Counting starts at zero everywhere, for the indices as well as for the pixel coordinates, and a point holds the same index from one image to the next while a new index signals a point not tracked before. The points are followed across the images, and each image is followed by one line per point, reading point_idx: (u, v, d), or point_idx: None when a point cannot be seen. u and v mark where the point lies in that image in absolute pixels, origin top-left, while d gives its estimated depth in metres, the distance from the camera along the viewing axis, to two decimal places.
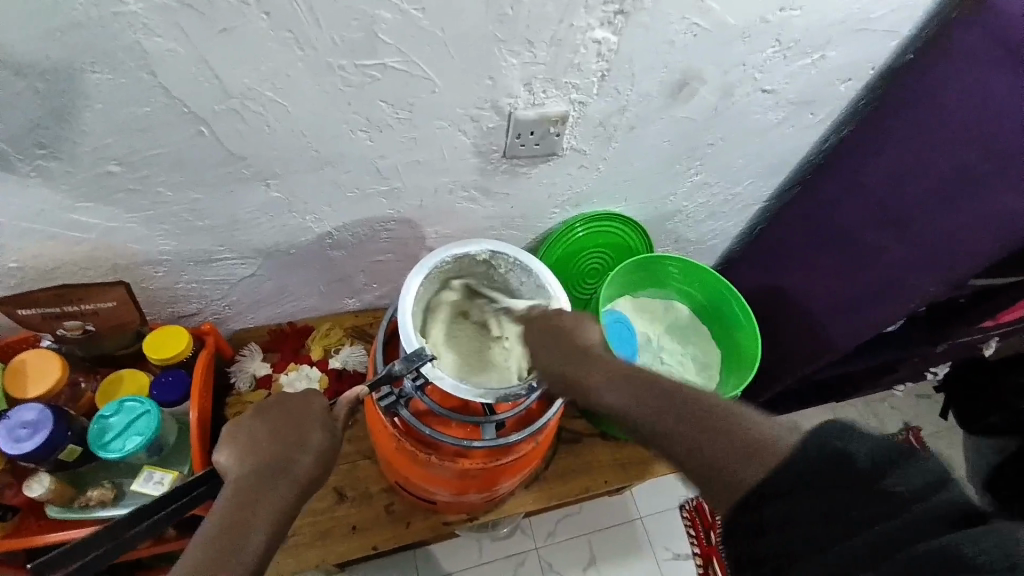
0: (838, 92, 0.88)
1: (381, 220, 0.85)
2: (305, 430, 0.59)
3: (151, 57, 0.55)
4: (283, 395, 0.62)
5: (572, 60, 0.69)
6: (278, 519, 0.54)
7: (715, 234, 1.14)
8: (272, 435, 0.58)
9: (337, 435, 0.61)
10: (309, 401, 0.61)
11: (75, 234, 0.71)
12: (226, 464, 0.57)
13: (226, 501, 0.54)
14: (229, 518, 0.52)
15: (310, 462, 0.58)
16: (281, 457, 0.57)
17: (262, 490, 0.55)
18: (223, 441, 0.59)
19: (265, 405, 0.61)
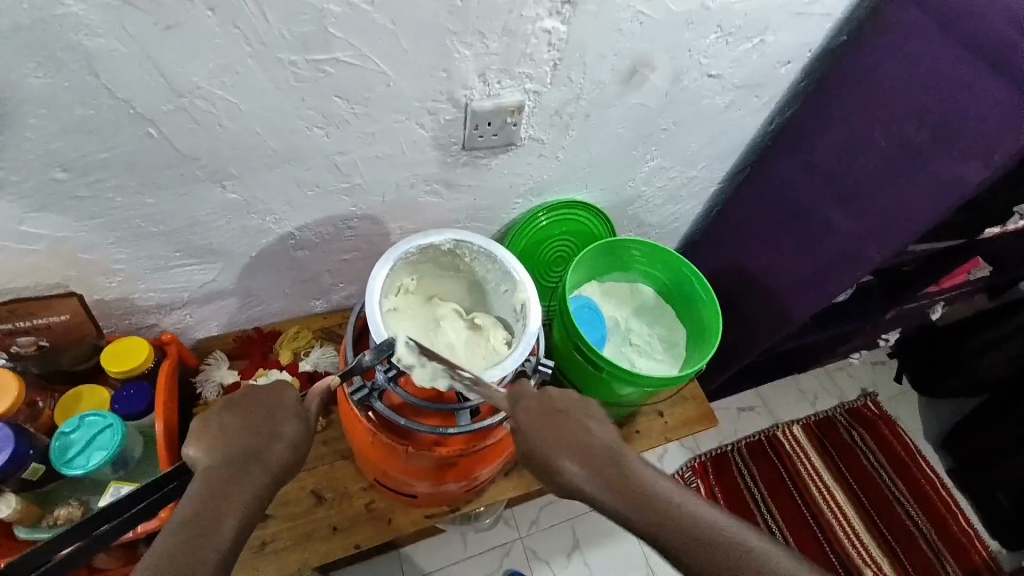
0: (780, 75, 0.92)
1: (345, 218, 0.85)
2: (278, 419, 0.60)
3: (94, 59, 0.54)
4: (253, 386, 0.62)
5: (524, 49, 0.70)
6: (251, 507, 0.53)
7: (674, 218, 1.18)
8: (242, 426, 0.58)
9: (310, 424, 0.62)
10: (281, 392, 0.62)
11: (22, 247, 0.68)
12: (195, 457, 0.56)
13: (195, 491, 0.53)
14: (199, 507, 0.51)
15: (281, 451, 0.58)
16: (254, 447, 0.57)
17: (235, 480, 0.54)
18: (190, 435, 0.57)
19: (235, 398, 0.60)
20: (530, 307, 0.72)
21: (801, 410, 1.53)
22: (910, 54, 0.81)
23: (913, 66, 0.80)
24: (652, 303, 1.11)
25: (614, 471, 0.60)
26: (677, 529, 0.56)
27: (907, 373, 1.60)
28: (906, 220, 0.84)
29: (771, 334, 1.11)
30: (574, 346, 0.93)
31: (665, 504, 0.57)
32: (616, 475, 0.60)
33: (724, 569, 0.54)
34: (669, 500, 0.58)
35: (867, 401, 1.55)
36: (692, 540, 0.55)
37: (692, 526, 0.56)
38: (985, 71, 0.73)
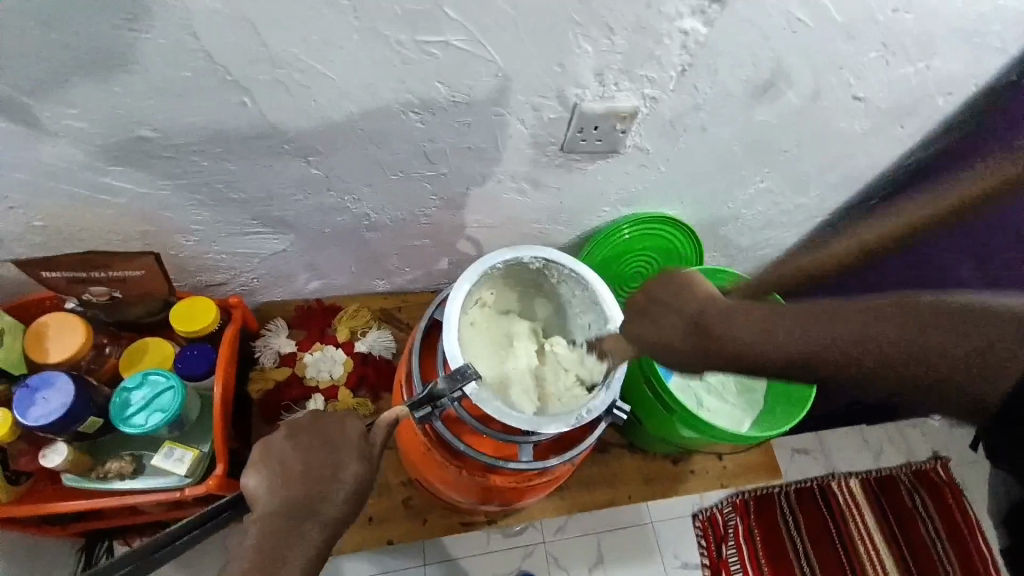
0: (936, 106, 0.79)
1: (423, 205, 0.80)
2: (340, 460, 0.56)
3: (195, 19, 0.50)
4: (318, 414, 0.58)
5: (652, 50, 0.62)
6: (306, 566, 0.52)
7: (769, 245, 1.07)
8: (304, 464, 0.55)
9: (373, 463, 0.58)
10: (346, 424, 0.58)
11: (105, 198, 0.67)
12: (255, 493, 0.54)
13: (256, 538, 0.51)
14: (259, 560, 0.50)
15: (342, 498, 0.55)
16: (315, 494, 0.54)
17: (293, 533, 0.52)
18: (251, 461, 0.55)
19: (299, 426, 0.57)
20: (619, 344, 0.66)
21: (863, 461, 1.37)
22: None
23: None
24: None
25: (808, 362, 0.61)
26: (855, 341, 0.59)
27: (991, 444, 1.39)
28: None
29: None
30: (644, 378, 0.86)
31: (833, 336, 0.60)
32: (875, 353, 0.58)
33: (957, 337, 0.55)
34: (848, 303, 0.62)
35: (938, 465, 1.39)
36: (883, 341, 0.58)
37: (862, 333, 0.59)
38: None
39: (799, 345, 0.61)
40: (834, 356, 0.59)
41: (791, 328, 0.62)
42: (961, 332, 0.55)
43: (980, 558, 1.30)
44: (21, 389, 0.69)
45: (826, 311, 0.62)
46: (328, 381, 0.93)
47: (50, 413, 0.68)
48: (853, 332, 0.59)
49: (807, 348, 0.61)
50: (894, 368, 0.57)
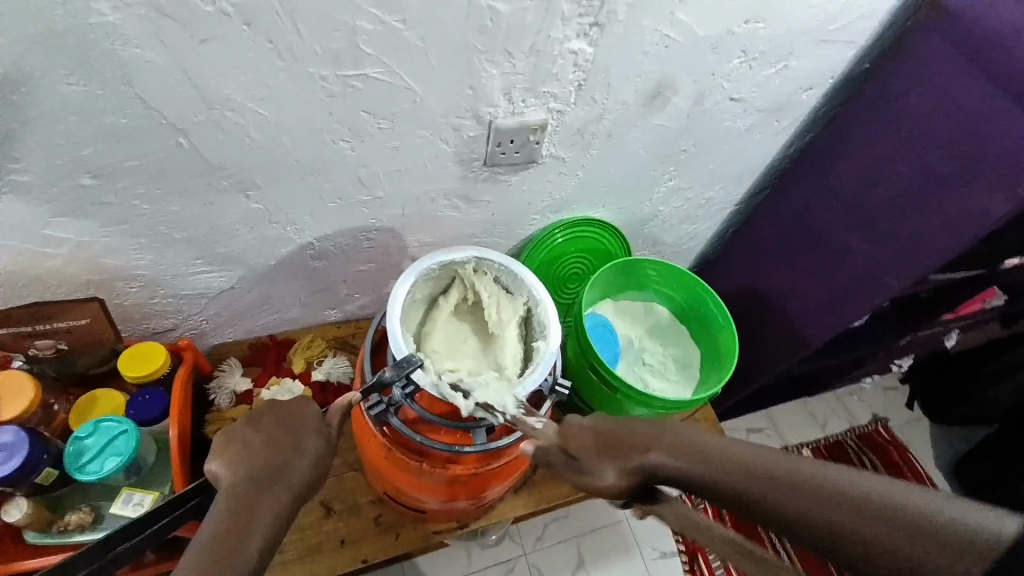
0: (802, 99, 0.92)
1: (364, 230, 0.85)
2: (299, 435, 0.60)
3: (129, 69, 0.55)
4: (275, 403, 0.63)
5: (550, 69, 0.71)
6: (276, 525, 0.52)
7: (690, 238, 1.17)
8: (265, 440, 0.58)
9: (332, 440, 0.62)
10: (303, 406, 0.63)
11: (48, 250, 0.69)
12: (219, 472, 0.55)
13: (220, 507, 0.51)
14: (225, 524, 0.50)
15: (305, 466, 0.57)
16: (277, 462, 0.56)
17: (260, 497, 0.53)
18: (214, 451, 0.57)
19: (258, 414, 0.61)
20: (550, 325, 0.73)
21: (810, 433, 1.47)
22: (932, 85, 0.81)
23: (931, 100, 0.81)
24: (666, 322, 1.10)
25: (795, 526, 0.45)
26: (845, 512, 0.44)
27: (918, 401, 1.53)
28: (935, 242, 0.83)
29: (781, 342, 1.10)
30: (588, 363, 0.93)
31: (787, 487, 0.46)
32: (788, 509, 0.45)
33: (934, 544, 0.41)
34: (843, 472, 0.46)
35: (878, 427, 1.49)
36: (903, 545, 0.41)
37: (905, 533, 0.42)
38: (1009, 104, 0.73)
39: (762, 499, 0.46)
40: (810, 520, 0.44)
41: (776, 482, 0.47)
42: (924, 539, 0.41)
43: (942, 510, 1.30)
44: None
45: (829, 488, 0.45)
46: None
47: (4, 466, 0.68)
48: (869, 519, 0.43)
49: (746, 485, 0.48)
50: (861, 552, 0.42)
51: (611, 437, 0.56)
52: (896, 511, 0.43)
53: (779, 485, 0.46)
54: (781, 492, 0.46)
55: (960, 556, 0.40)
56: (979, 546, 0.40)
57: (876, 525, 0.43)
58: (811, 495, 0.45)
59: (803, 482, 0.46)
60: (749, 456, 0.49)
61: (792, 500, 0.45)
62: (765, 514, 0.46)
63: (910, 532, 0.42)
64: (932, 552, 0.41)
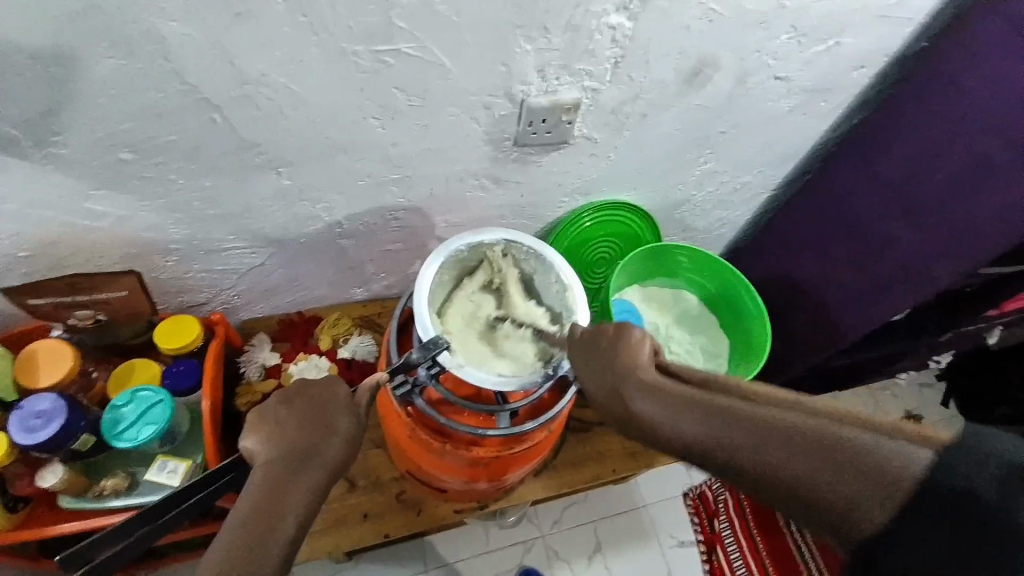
0: (851, 80, 0.87)
1: (392, 209, 0.85)
2: (331, 415, 0.59)
3: (168, 44, 0.55)
4: (304, 382, 0.62)
5: (587, 46, 0.68)
6: (307, 507, 0.53)
7: (723, 224, 1.14)
8: (299, 420, 0.58)
9: (361, 421, 0.61)
10: (333, 387, 0.61)
11: (89, 223, 0.70)
12: (253, 448, 0.57)
13: (254, 486, 0.53)
14: (258, 506, 0.51)
15: (338, 447, 0.57)
16: (309, 443, 0.56)
17: (292, 479, 0.54)
18: (249, 427, 0.59)
19: (290, 393, 0.60)
20: (578, 310, 0.72)
21: None
22: (996, 67, 0.76)
23: (992, 85, 0.76)
24: (694, 310, 1.08)
25: (747, 474, 0.48)
26: (778, 447, 0.47)
27: (954, 398, 1.48)
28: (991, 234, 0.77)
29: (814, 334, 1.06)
30: None
31: (752, 417, 0.49)
32: (739, 443, 0.48)
33: (850, 480, 0.44)
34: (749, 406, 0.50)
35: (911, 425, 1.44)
36: (837, 483, 0.44)
37: (840, 471, 0.44)
38: None
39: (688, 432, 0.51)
40: (723, 453, 0.49)
41: (730, 423, 0.50)
42: (843, 482, 0.44)
43: None
44: (14, 413, 0.71)
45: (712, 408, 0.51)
46: None
47: (46, 431, 0.71)
48: (772, 449, 0.47)
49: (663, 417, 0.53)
50: (795, 496, 0.46)
51: (593, 357, 0.62)
52: (827, 441, 0.45)
53: (738, 425, 0.49)
54: (745, 426, 0.49)
55: (879, 487, 0.43)
56: (894, 476, 0.43)
57: (791, 454, 0.46)
58: (749, 435, 0.48)
59: (783, 431, 0.47)
60: (702, 403, 0.52)
61: (780, 434, 0.47)
62: (728, 458, 0.49)
63: (828, 462, 0.45)
64: (862, 488, 0.43)
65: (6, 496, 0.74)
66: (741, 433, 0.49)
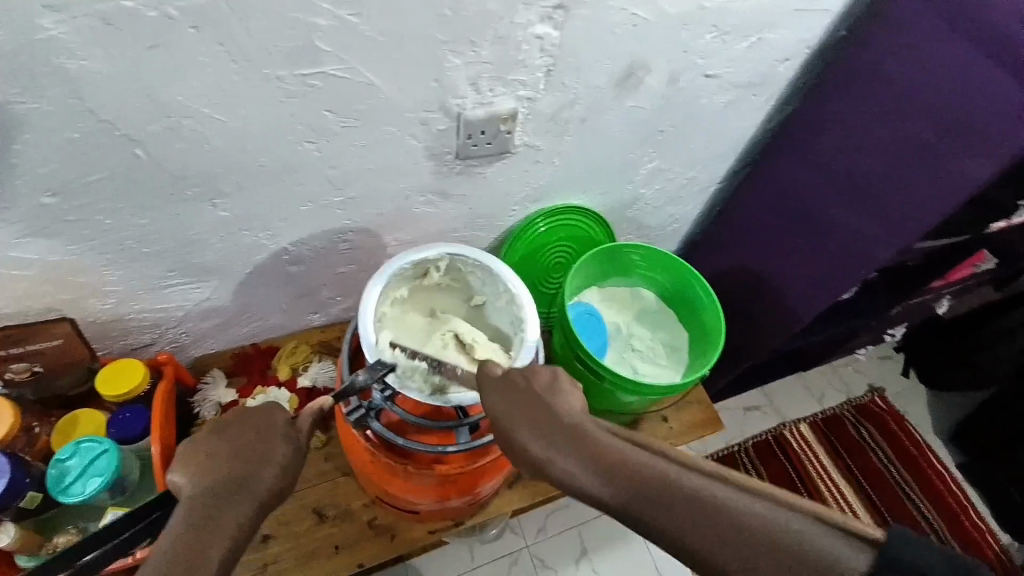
0: (778, 73, 0.90)
1: (340, 230, 0.83)
2: (267, 443, 0.58)
3: (78, 82, 0.53)
4: (242, 409, 0.61)
5: (516, 56, 0.69)
6: (237, 537, 0.52)
7: (675, 219, 1.16)
8: (231, 449, 0.57)
9: (302, 447, 0.61)
10: (272, 413, 0.61)
11: (14, 272, 0.67)
12: (180, 483, 0.54)
13: (179, 520, 0.51)
14: (180, 539, 0.49)
15: (274, 475, 0.57)
16: (243, 473, 0.55)
17: (222, 512, 0.52)
18: (177, 460, 0.56)
19: (224, 423, 0.59)
20: (528, 319, 0.72)
21: (807, 408, 1.47)
22: (910, 47, 0.79)
23: (913, 65, 0.79)
24: (654, 307, 1.09)
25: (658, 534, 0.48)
26: (691, 510, 0.47)
27: (914, 367, 1.53)
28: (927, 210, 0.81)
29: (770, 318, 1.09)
30: (574, 353, 0.92)
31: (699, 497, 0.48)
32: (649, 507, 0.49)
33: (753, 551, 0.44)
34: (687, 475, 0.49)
35: (876, 396, 1.49)
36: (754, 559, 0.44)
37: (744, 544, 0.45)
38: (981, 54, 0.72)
39: (684, 532, 0.47)
40: (710, 545, 0.46)
41: (645, 492, 0.50)
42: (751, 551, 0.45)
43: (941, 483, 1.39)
44: None
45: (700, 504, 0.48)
46: None
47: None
48: (687, 518, 0.47)
49: (638, 504, 0.50)
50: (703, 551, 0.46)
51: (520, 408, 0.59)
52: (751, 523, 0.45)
53: (647, 493, 0.49)
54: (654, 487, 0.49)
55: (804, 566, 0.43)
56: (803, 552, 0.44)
57: (703, 530, 0.46)
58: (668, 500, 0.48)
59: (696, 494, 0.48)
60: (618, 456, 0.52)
61: (718, 521, 0.46)
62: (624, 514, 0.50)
63: (735, 530, 0.45)
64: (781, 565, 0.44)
65: None
66: (639, 478, 0.50)
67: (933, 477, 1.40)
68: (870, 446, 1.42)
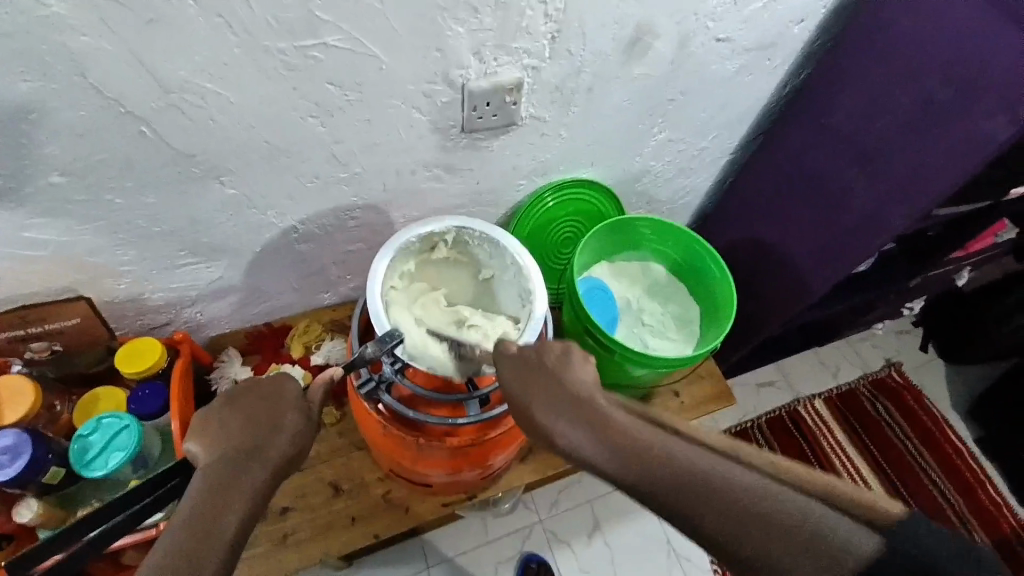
0: (793, 34, 0.88)
1: (348, 207, 0.83)
2: (278, 411, 0.59)
3: (80, 59, 0.53)
4: (253, 380, 0.62)
5: (520, 23, 0.68)
6: (252, 503, 0.53)
7: (686, 192, 1.14)
8: (244, 418, 0.58)
9: (312, 417, 0.62)
10: (282, 383, 0.62)
11: (30, 253, 0.68)
12: (197, 452, 0.56)
13: (197, 487, 0.52)
14: (199, 506, 0.51)
15: (285, 442, 0.58)
16: (254, 441, 0.56)
17: (237, 475, 0.54)
18: (193, 430, 0.57)
19: (236, 394, 0.60)
20: (535, 290, 0.71)
21: (822, 382, 1.46)
22: (921, 6, 0.77)
23: (925, 19, 0.77)
24: (664, 280, 1.08)
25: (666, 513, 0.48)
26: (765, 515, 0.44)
27: (933, 341, 1.50)
28: (942, 172, 0.78)
29: (782, 290, 1.07)
30: (583, 328, 0.92)
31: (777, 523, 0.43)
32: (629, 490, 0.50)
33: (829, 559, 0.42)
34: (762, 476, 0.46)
35: (892, 371, 1.47)
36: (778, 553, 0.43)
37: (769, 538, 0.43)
38: (989, 15, 0.70)
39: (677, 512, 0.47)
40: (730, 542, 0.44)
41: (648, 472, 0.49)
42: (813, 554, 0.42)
43: (963, 465, 1.37)
44: None
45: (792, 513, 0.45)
46: None
47: (22, 458, 0.70)
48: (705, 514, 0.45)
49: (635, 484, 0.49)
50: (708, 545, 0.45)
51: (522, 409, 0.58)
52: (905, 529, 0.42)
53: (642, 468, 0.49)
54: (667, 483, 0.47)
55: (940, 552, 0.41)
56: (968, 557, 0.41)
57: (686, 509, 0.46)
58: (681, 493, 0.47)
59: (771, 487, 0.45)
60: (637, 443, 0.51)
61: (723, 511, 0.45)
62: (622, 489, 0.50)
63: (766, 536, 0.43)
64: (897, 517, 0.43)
65: None
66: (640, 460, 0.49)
67: (953, 457, 1.38)
68: (887, 422, 1.40)
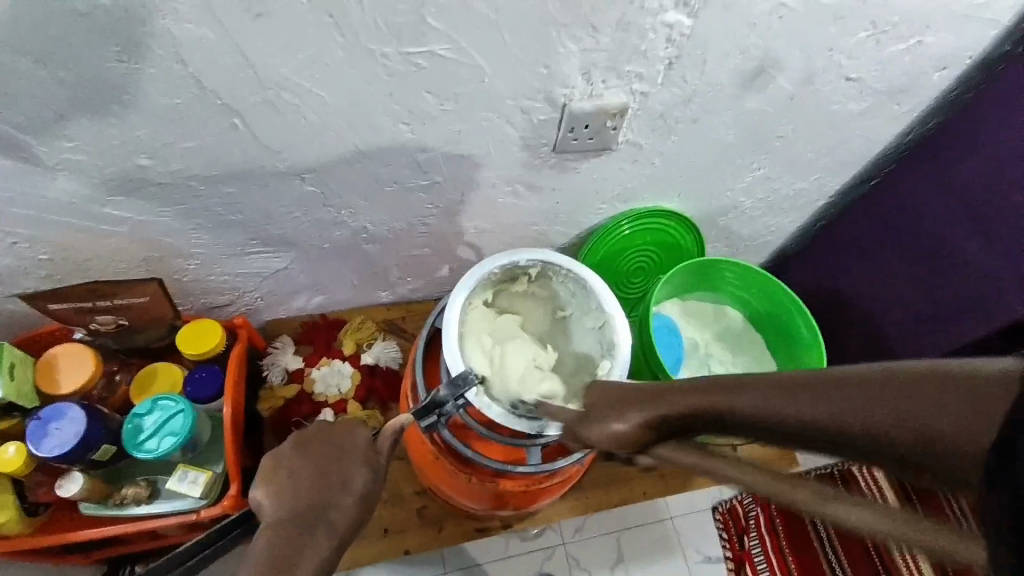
0: (931, 81, 0.78)
1: (421, 214, 0.80)
2: (346, 468, 0.60)
3: (182, 47, 0.51)
4: (321, 427, 0.64)
5: (638, 45, 0.62)
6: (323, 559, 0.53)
7: (771, 232, 1.05)
8: (314, 470, 0.59)
9: (379, 471, 0.62)
10: (352, 434, 0.63)
11: (107, 228, 0.68)
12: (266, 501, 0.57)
13: (266, 541, 0.53)
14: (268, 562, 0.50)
15: (351, 502, 0.58)
16: (322, 497, 0.57)
17: (303, 531, 0.54)
18: (260, 477, 0.59)
19: (306, 439, 0.62)
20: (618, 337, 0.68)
21: None
22: None
23: None
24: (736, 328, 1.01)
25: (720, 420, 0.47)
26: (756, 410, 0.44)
27: None
28: None
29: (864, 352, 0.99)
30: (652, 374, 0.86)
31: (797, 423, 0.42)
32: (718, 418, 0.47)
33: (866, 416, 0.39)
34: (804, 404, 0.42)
35: None
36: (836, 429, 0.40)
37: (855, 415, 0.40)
38: None
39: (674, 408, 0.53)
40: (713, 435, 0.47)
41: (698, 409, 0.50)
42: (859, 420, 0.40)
43: None
44: (33, 423, 0.70)
45: (856, 369, 0.42)
46: (337, 395, 0.93)
47: (63, 443, 0.69)
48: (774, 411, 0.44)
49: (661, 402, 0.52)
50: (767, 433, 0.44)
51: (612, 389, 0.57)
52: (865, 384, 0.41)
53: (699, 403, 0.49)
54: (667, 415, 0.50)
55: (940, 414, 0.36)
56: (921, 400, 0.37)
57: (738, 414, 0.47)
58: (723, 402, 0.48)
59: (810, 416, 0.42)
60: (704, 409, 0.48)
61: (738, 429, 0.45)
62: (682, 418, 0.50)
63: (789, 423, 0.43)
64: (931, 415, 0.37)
65: (25, 502, 0.73)
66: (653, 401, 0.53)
67: None
68: None
